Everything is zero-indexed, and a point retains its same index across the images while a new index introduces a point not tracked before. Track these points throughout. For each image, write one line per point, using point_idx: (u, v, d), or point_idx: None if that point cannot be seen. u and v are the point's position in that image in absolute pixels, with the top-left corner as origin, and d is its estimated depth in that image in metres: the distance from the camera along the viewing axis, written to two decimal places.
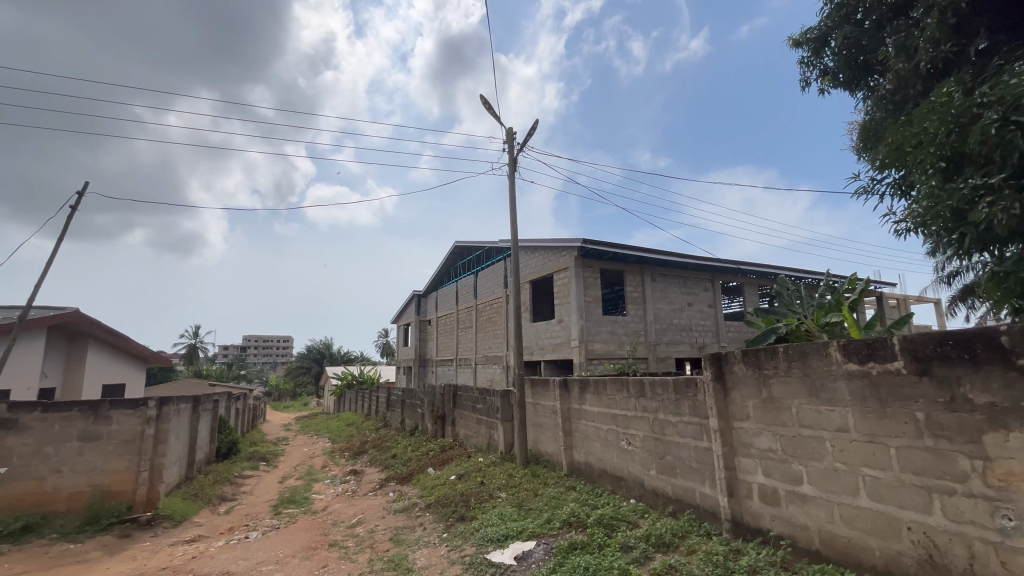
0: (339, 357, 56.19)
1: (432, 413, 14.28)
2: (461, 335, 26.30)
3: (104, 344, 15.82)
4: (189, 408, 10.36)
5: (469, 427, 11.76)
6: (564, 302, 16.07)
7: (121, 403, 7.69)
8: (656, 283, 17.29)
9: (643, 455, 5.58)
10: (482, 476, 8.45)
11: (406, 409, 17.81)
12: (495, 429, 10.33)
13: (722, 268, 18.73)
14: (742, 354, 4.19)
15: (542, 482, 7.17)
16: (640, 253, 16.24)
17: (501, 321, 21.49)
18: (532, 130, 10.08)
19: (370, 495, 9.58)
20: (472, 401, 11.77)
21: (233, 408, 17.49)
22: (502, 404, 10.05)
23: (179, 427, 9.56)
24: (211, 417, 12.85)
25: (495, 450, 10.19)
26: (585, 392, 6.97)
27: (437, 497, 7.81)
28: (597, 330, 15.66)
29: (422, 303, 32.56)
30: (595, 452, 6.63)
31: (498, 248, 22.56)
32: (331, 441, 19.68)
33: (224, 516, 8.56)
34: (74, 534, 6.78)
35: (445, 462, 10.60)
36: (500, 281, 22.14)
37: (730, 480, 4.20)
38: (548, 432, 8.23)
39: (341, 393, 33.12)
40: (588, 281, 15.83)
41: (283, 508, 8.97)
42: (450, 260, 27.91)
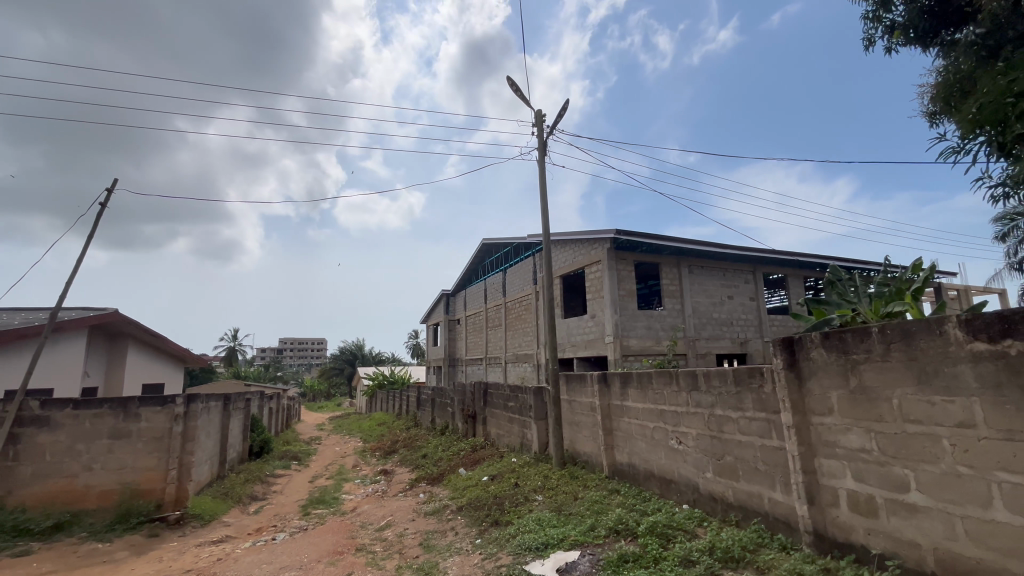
0: (370, 357, 56.89)
1: (463, 411, 13.92)
2: (490, 334, 25.95)
3: (142, 344, 16.11)
4: (219, 406, 10.29)
5: (501, 426, 11.32)
6: (597, 297, 15.43)
7: (150, 400, 7.59)
8: (693, 275, 16.45)
9: (697, 456, 4.99)
10: (516, 477, 7.97)
11: (437, 409, 17.52)
12: (528, 428, 9.84)
13: (764, 259, 17.71)
14: (822, 338, 3.56)
15: (582, 485, 6.63)
16: (677, 244, 15.45)
17: (531, 318, 20.99)
18: (562, 112, 9.56)
19: (400, 496, 9.23)
20: (504, 399, 11.31)
21: (266, 407, 17.63)
22: (535, 402, 9.54)
23: (210, 425, 9.47)
24: (243, 415, 12.86)
25: (528, 450, 9.69)
26: (627, 386, 6.40)
27: (469, 499, 7.36)
28: (632, 325, 14.97)
29: (450, 302, 32.40)
30: (640, 452, 6.06)
31: (527, 243, 22.07)
32: (363, 441, 19.62)
33: (253, 516, 8.37)
34: (104, 532, 6.67)
35: (477, 462, 10.17)
36: (529, 277, 21.64)
37: (810, 486, 3.58)
38: (586, 431, 7.68)
39: (372, 393, 33.32)
40: (622, 274, 15.15)
41: (312, 509, 8.73)
42: (478, 257, 27.61)
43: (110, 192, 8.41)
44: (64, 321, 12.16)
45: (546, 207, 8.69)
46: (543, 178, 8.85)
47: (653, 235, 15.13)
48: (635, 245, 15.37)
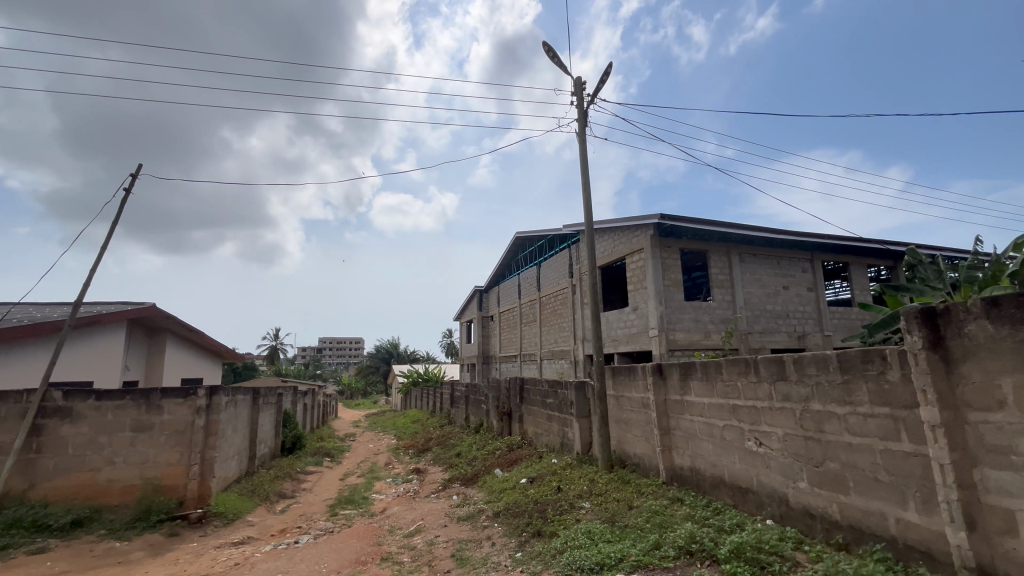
0: (405, 356, 57.26)
1: (498, 408, 13.23)
2: (525, 330, 25.22)
3: (179, 339, 16.22)
4: (248, 400, 9.98)
5: (539, 424, 10.56)
6: (640, 287, 14.43)
7: (172, 391, 7.26)
8: (744, 264, 15.20)
9: (785, 461, 4.08)
10: (558, 480, 7.18)
11: (471, 406, 16.92)
12: (569, 426, 9.03)
13: (823, 246, 16.23)
14: (986, 306, 2.62)
15: (634, 491, 5.79)
16: (727, 229, 14.29)
17: (567, 313, 20.12)
18: (604, 79, 8.72)
19: (432, 497, 8.61)
20: (541, 395, 10.55)
21: (301, 403, 17.51)
22: (577, 397, 8.74)
23: (238, 419, 9.15)
24: (274, 410, 12.62)
25: (570, 449, 8.90)
26: (689, 378, 5.51)
27: (506, 504, 6.64)
28: (679, 317, 13.90)
29: (484, 299, 31.90)
30: (707, 454, 5.18)
31: (562, 235, 21.22)
32: (397, 438, 19.27)
33: (279, 515, 7.93)
34: (123, 530, 6.33)
35: (514, 463, 9.44)
36: (565, 271, 20.76)
37: (970, 507, 2.66)
38: (637, 429, 6.83)
39: (407, 390, 33.17)
40: (667, 263, 14.10)
41: (340, 509, 8.23)
42: (511, 252, 26.95)
43: (135, 178, 8.17)
44: (103, 314, 12.22)
45: (588, 182, 7.88)
46: (583, 151, 8.03)
47: (701, 220, 14.01)
48: (681, 230, 14.29)
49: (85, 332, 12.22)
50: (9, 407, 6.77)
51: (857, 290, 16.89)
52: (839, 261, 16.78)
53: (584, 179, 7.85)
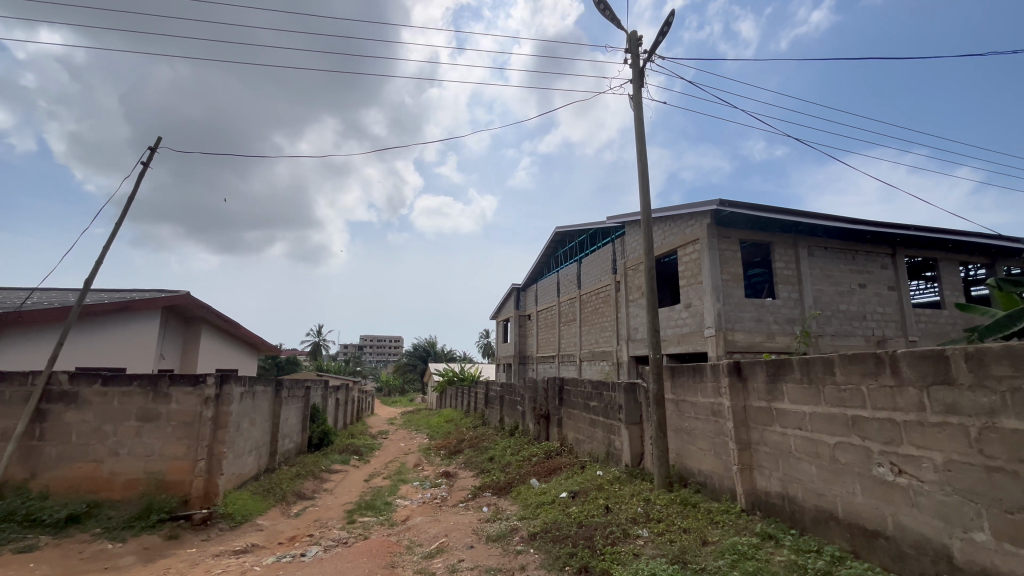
0: (442, 355, 57.10)
1: (535, 411, 12.22)
2: (564, 329, 24.08)
3: (215, 329, 16.11)
4: (269, 393, 9.40)
5: (580, 429, 9.48)
6: (694, 283, 13.07)
7: (181, 378, 6.66)
8: (814, 258, 13.52)
9: (949, 501, 2.86)
10: (605, 498, 6.08)
11: (506, 406, 15.98)
12: (617, 433, 7.90)
13: (907, 239, 14.29)
14: None
15: (704, 520, 4.63)
16: (795, 218, 12.71)
17: (609, 311, 18.84)
18: (662, 33, 7.56)
19: (461, 508, 7.70)
20: (584, 398, 9.46)
21: (333, 399, 17.13)
22: (626, 400, 7.63)
23: (256, 412, 8.58)
24: (301, 405, 12.14)
25: (617, 460, 7.78)
26: (781, 380, 4.31)
27: (544, 524, 5.60)
28: (739, 316, 12.43)
29: (521, 297, 30.97)
30: (808, 479, 3.99)
31: (604, 229, 19.99)
32: (429, 438, 18.57)
33: (293, 519, 7.21)
34: (118, 530, 5.73)
35: (552, 473, 8.39)
36: (607, 266, 19.48)
37: None
38: (704, 441, 5.66)
39: (442, 389, 32.60)
40: (725, 256, 12.67)
41: (358, 516, 7.45)
42: (550, 248, 25.90)
43: (153, 151, 7.67)
44: (136, 299, 12.03)
45: (644, 150, 6.76)
46: (639, 114, 6.91)
47: (766, 207, 12.49)
48: (741, 219, 12.83)
49: (119, 317, 12.06)
50: (13, 390, 6.36)
51: (947, 290, 14.80)
52: (925, 256, 14.77)
53: (639, 146, 6.74)
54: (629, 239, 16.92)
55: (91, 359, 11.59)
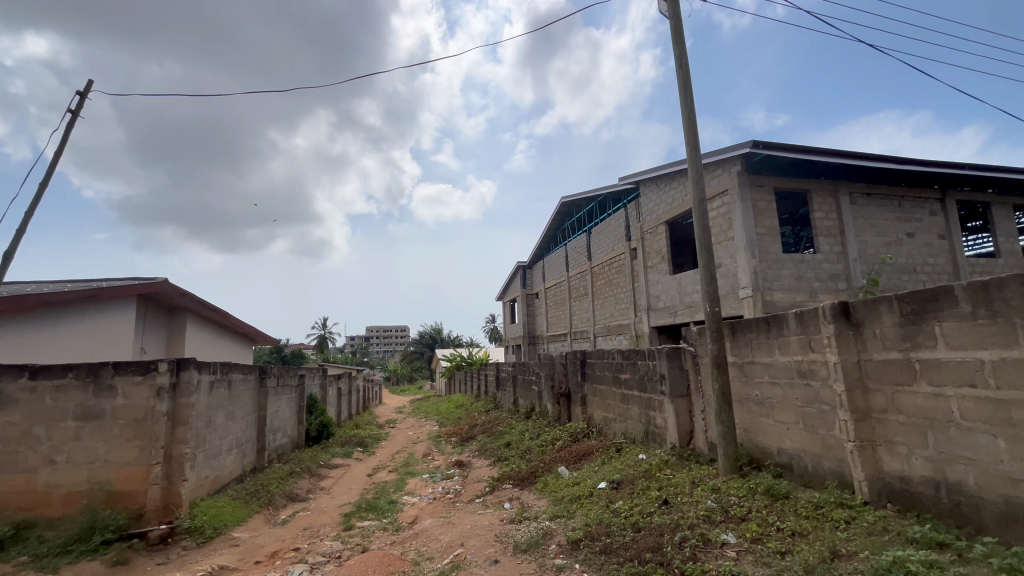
0: (448, 341, 56.14)
1: (553, 390, 11.01)
2: (575, 305, 22.83)
3: (202, 319, 14.90)
4: (252, 382, 8.20)
5: (611, 407, 8.26)
6: (724, 240, 11.72)
7: (128, 367, 5.43)
8: (857, 206, 12.08)
9: None
10: (661, 489, 4.83)
11: (520, 387, 14.78)
12: (660, 409, 6.65)
13: (958, 181, 12.80)
14: None
15: (813, 518, 3.39)
16: (837, 159, 11.25)
17: (625, 281, 17.52)
18: None
19: (478, 505, 6.49)
20: (613, 370, 8.22)
21: (334, 388, 16.01)
22: (669, 368, 6.39)
23: (236, 404, 7.41)
24: (294, 395, 10.99)
25: (662, 440, 6.54)
26: (931, 320, 3.01)
27: (587, 528, 4.37)
28: (777, 274, 11.08)
29: (528, 275, 29.70)
30: (994, 460, 2.73)
31: (615, 193, 18.56)
32: (438, 425, 17.45)
33: (278, 528, 6.03)
34: (50, 557, 4.55)
35: (583, 458, 7.18)
36: (621, 233, 18.07)
37: None
38: (788, 412, 4.41)
39: (450, 374, 31.50)
40: (759, 207, 11.26)
41: (357, 520, 6.27)
42: (556, 220, 24.50)
43: (83, 98, 6.35)
44: (102, 287, 10.71)
45: (685, 55, 5.37)
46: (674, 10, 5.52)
47: (806, 148, 11.02)
48: (776, 164, 11.40)
49: (88, 309, 10.76)
50: None
51: (1002, 237, 13.39)
52: (977, 201, 13.30)
53: (679, 50, 5.36)
54: (645, 201, 15.48)
55: (59, 355, 10.38)
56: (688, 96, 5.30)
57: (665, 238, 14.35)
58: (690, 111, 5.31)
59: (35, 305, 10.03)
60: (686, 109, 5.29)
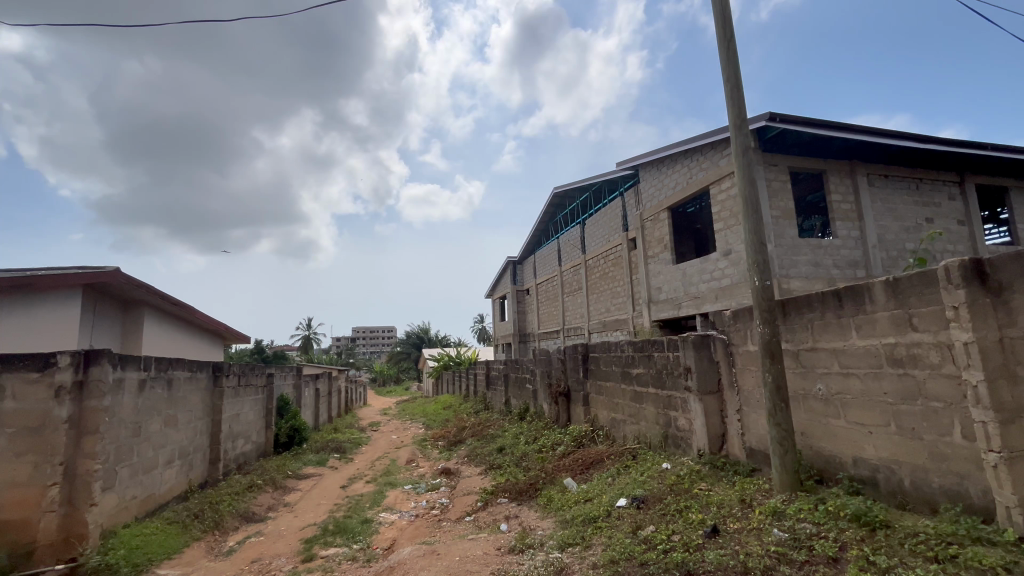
0: (436, 341, 54.79)
1: (550, 388, 9.95)
2: (568, 301, 21.82)
3: (162, 316, 13.58)
4: (203, 382, 6.99)
5: (620, 407, 7.22)
6: (735, 224, 10.80)
7: (20, 362, 4.24)
8: (875, 188, 11.22)
9: None
10: (704, 510, 3.78)
11: (512, 386, 13.71)
12: (684, 409, 5.62)
13: (978, 163, 12.03)
14: None
15: (952, 564, 2.37)
16: (856, 135, 10.35)
17: (622, 273, 16.56)
18: None
19: (469, 528, 5.39)
20: (622, 365, 7.19)
21: (310, 389, 14.77)
22: (696, 361, 5.34)
23: (178, 407, 6.22)
24: (259, 396, 9.77)
25: (687, 446, 5.52)
26: None
27: (614, 567, 3.31)
28: (794, 260, 10.17)
29: (518, 271, 28.67)
30: None
31: (611, 181, 17.60)
32: (425, 427, 16.29)
33: (221, 560, 4.86)
34: None
35: (592, 467, 6.13)
36: (617, 224, 17.09)
37: None
38: (872, 412, 3.41)
39: (437, 374, 30.29)
40: (774, 187, 10.34)
41: (321, 548, 5.13)
42: (548, 213, 23.50)
43: None
44: (37, 275, 9.38)
45: None
46: None
47: (826, 124, 10.11)
48: (792, 142, 10.48)
49: (19, 299, 9.50)
50: None
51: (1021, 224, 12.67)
52: (996, 186, 12.55)
53: None
54: (645, 187, 14.50)
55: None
56: (727, 21, 4.28)
57: (668, 226, 13.39)
58: (730, 40, 4.30)
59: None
60: (725, 38, 4.28)
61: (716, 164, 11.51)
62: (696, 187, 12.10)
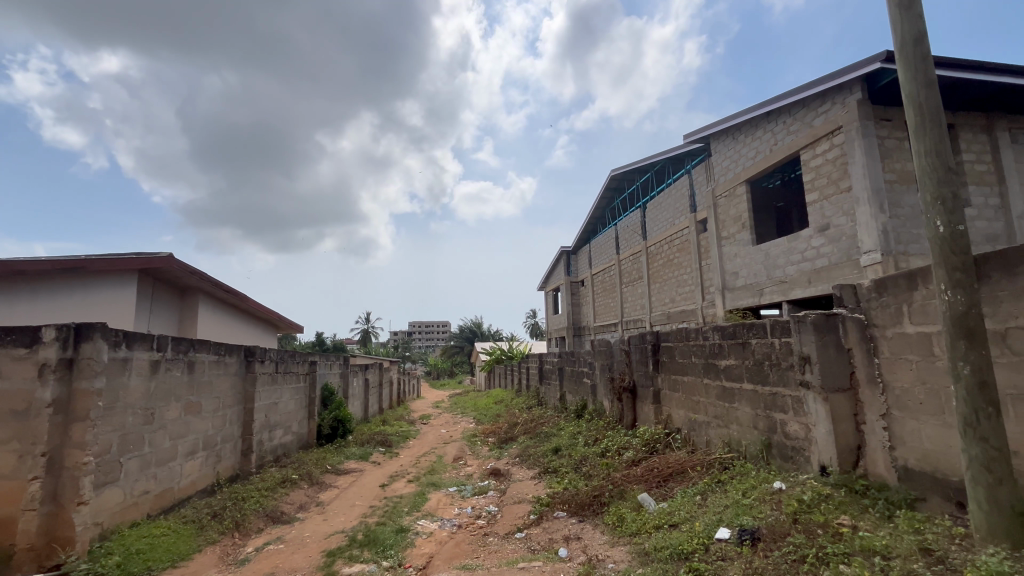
0: (489, 335, 54.53)
1: (612, 384, 8.77)
2: (627, 291, 20.34)
3: (216, 302, 13.55)
4: (232, 367, 6.46)
5: (702, 407, 5.95)
6: (834, 192, 9.07)
7: (7, 337, 3.69)
8: (1020, 146, 9.05)
9: None
10: (865, 565, 2.55)
11: (568, 381, 12.61)
12: (797, 412, 4.32)
13: None
14: None
15: None
16: (1000, 77, 8.30)
17: (690, 259, 14.95)
18: None
19: (521, 551, 4.39)
20: (705, 356, 5.92)
21: (359, 380, 14.40)
22: (818, 349, 4.02)
23: (202, 394, 5.68)
24: (301, 385, 9.29)
25: (804, 461, 4.22)
26: None
27: None
28: (915, 234, 8.34)
29: (572, 261, 27.43)
30: None
31: (676, 158, 15.98)
32: (475, 422, 15.54)
33: (233, 572, 4.18)
34: None
35: (671, 480, 4.93)
36: (684, 204, 15.48)
37: None
38: None
39: (490, 368, 29.70)
40: (887, 146, 8.51)
41: (344, 564, 4.33)
42: (604, 198, 22.09)
43: None
44: (90, 258, 9.27)
45: None
46: None
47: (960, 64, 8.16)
48: None
49: (72, 281, 9.44)
50: None
51: None
52: None
53: None
54: (717, 159, 12.83)
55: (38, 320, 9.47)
56: None
57: (746, 202, 11.72)
58: None
59: (8, 265, 8.97)
60: None
61: (809, 125, 9.67)
62: (783, 154, 10.34)
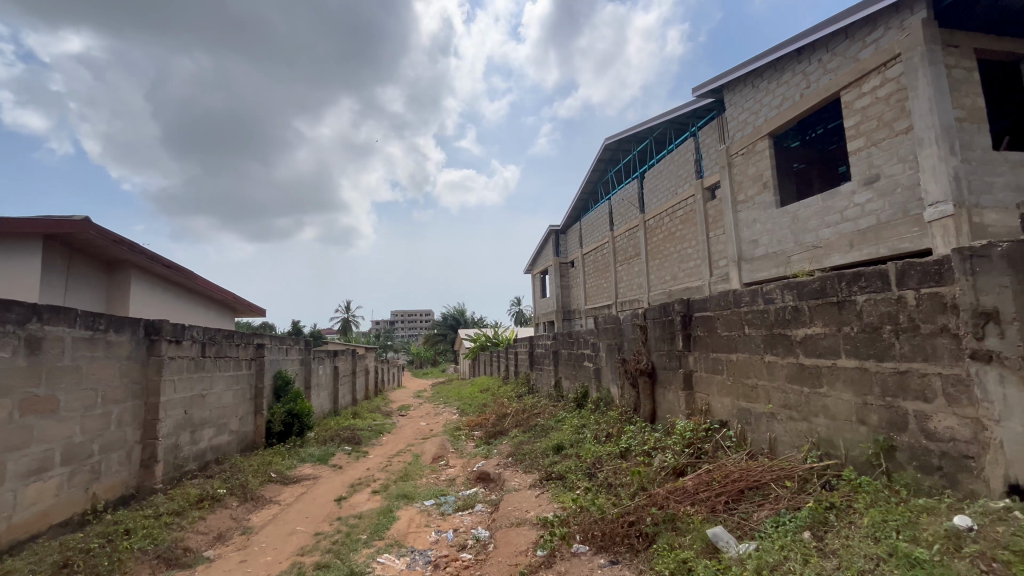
0: (472, 322, 52.87)
1: (624, 367, 7.19)
2: (622, 270, 18.83)
3: (155, 280, 11.61)
4: (121, 348, 4.69)
5: (764, 394, 4.41)
6: (887, 137, 7.59)
7: None
8: None
9: None
10: None
11: (565, 365, 11.03)
12: (958, 400, 2.78)
13: None
14: None
15: None
16: None
17: (696, 231, 13.46)
18: None
19: None
20: (771, 326, 4.34)
21: (325, 368, 12.60)
22: (1014, 298, 2.49)
23: (59, 385, 3.92)
24: (241, 373, 7.49)
25: (971, 477, 2.71)
26: None
27: None
28: (989, 182, 6.92)
29: (562, 241, 25.83)
30: None
31: (681, 119, 14.38)
32: (459, 414, 13.90)
33: None
34: None
35: (744, 501, 3.40)
36: (689, 170, 13.94)
37: None
38: None
39: (475, 355, 28.10)
40: (956, 76, 7.02)
41: None
42: (598, 171, 20.44)
43: None
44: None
45: None
46: None
47: None
48: (982, 12, 7.11)
49: None
50: None
51: None
52: None
53: None
54: (731, 113, 11.26)
55: None
56: None
57: (769, 158, 10.22)
58: None
59: None
60: None
61: (853, 59, 8.15)
62: (818, 97, 8.82)
